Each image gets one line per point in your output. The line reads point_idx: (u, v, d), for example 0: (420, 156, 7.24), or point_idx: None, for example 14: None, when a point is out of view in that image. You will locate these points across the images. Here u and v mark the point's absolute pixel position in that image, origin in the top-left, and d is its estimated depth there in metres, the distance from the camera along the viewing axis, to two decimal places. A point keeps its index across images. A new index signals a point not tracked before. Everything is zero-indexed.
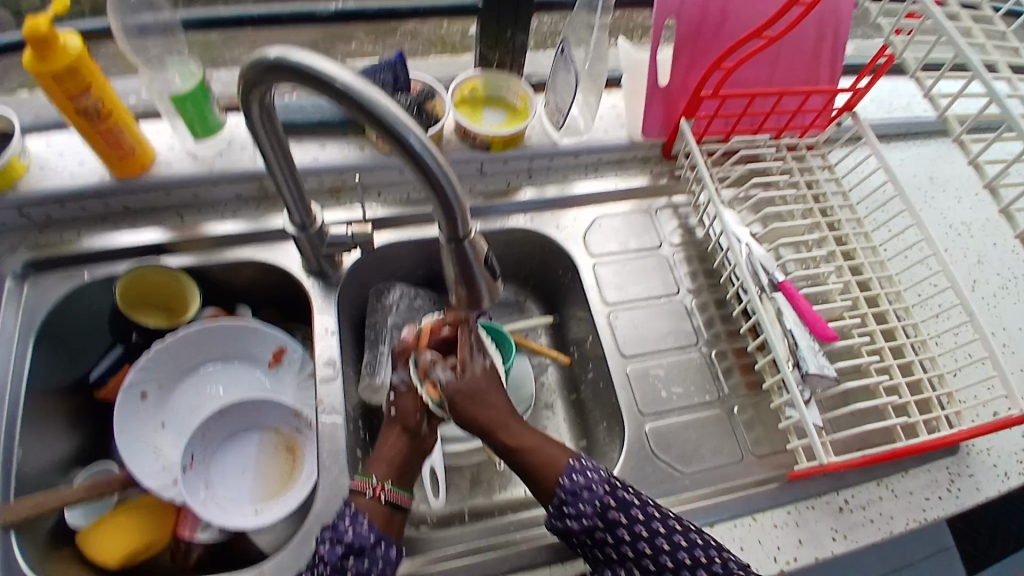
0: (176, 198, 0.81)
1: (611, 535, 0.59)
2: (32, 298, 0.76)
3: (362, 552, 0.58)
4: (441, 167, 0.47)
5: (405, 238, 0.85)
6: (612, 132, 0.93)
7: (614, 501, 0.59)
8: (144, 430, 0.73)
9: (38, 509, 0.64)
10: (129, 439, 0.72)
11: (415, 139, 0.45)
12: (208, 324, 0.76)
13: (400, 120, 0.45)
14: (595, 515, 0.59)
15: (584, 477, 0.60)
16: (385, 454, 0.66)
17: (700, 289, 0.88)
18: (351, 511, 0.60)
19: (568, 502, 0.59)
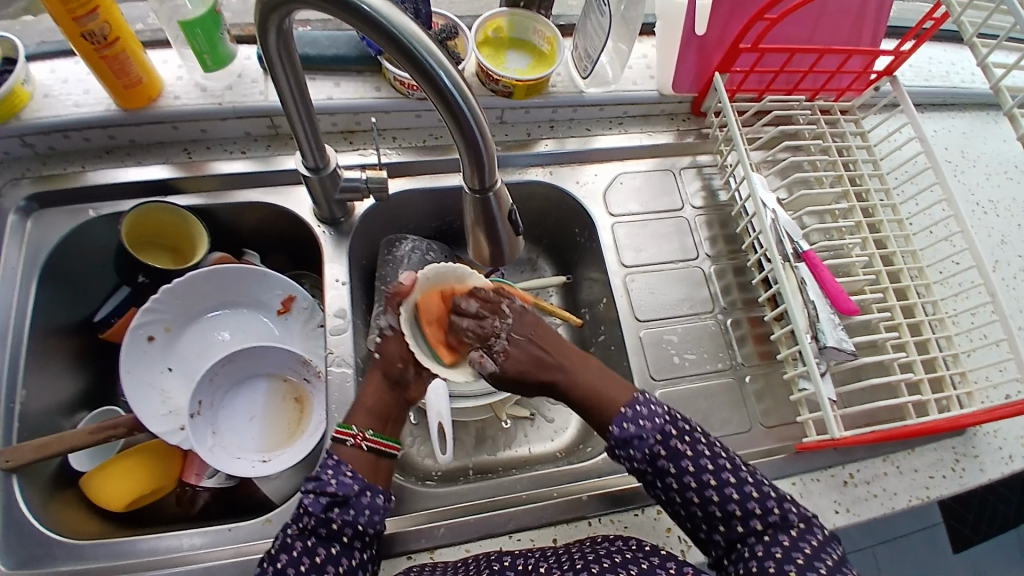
0: (183, 133, 0.78)
1: (660, 480, 0.61)
2: (37, 232, 0.74)
3: (346, 501, 0.59)
4: (471, 110, 0.45)
5: (420, 188, 0.83)
6: (641, 84, 0.88)
7: (664, 450, 0.61)
8: (150, 374, 0.72)
9: (41, 452, 0.64)
10: (136, 381, 0.71)
11: (447, 78, 0.43)
12: (213, 269, 0.75)
13: (432, 55, 0.42)
14: (644, 461, 0.61)
15: (636, 424, 0.61)
16: (365, 402, 0.66)
17: (719, 255, 0.86)
18: (332, 462, 0.61)
19: (620, 448, 0.61)
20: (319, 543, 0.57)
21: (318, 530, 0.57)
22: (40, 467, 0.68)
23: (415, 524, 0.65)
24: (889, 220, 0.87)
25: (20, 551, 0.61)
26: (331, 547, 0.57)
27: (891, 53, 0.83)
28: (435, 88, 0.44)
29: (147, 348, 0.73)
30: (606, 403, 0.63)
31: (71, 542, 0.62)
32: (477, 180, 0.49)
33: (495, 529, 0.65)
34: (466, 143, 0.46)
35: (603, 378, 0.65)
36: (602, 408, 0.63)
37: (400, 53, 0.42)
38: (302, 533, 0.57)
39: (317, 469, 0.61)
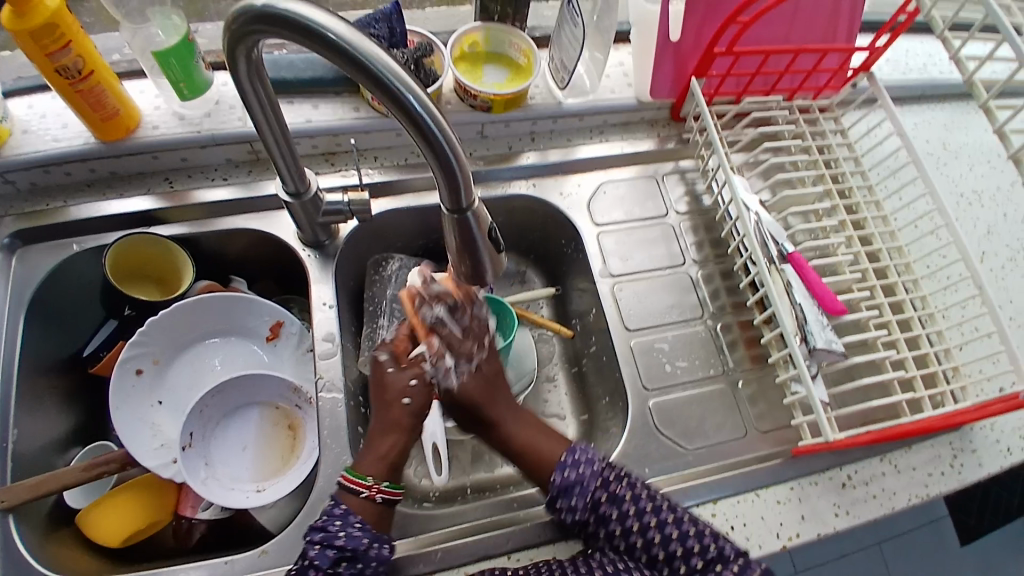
0: (163, 163, 0.78)
1: (603, 528, 0.62)
2: (21, 270, 0.74)
3: (354, 556, 0.58)
4: (443, 131, 0.45)
5: (403, 207, 0.82)
6: (620, 92, 0.89)
7: (604, 496, 0.62)
8: (140, 407, 0.72)
9: (36, 489, 0.64)
10: (126, 417, 0.70)
11: (417, 101, 0.43)
12: (200, 298, 0.74)
13: (401, 79, 0.42)
14: (587, 509, 0.62)
15: (577, 470, 0.63)
16: (379, 449, 0.64)
17: (706, 260, 0.86)
18: (340, 512, 0.59)
19: (560, 497, 0.63)
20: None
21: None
22: (35, 506, 0.67)
23: (410, 548, 0.65)
24: (875, 218, 0.87)
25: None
26: None
27: (867, 48, 0.83)
28: (406, 114, 0.44)
29: (136, 382, 0.72)
30: (545, 457, 0.66)
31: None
32: (454, 202, 0.49)
33: (493, 551, 0.65)
34: (441, 167, 0.46)
35: (542, 434, 0.68)
36: (543, 462, 0.66)
37: (370, 81, 0.42)
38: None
39: (323, 519, 0.59)
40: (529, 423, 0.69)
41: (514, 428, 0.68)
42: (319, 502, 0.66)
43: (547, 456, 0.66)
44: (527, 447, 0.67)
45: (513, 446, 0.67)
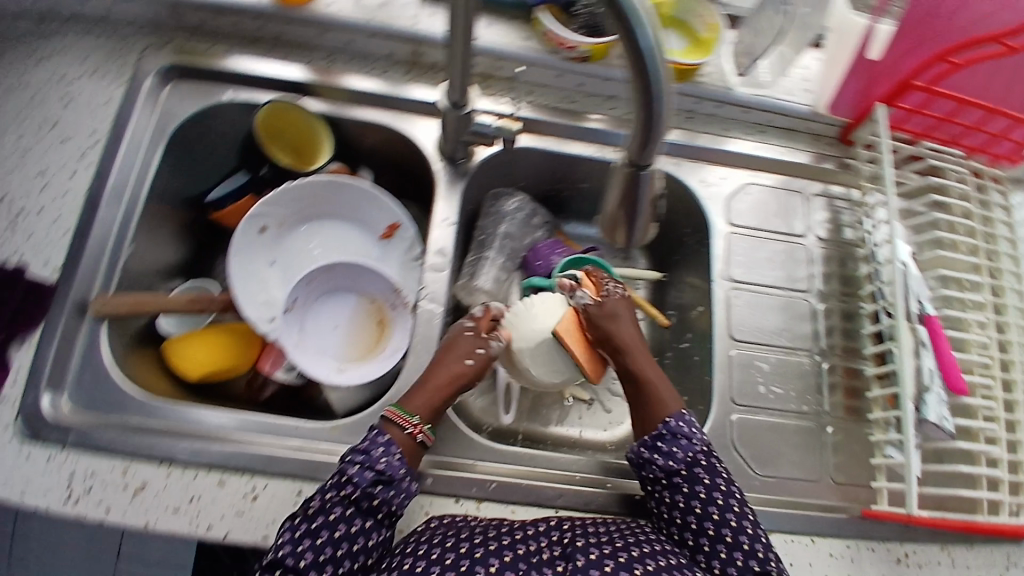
0: (328, 39, 0.78)
1: (688, 485, 0.62)
2: (169, 102, 0.75)
3: (391, 482, 0.58)
4: (660, 80, 0.41)
5: (543, 148, 0.79)
6: (795, 96, 0.83)
7: (704, 462, 0.63)
8: (256, 262, 0.74)
9: (134, 308, 0.68)
10: (241, 266, 0.73)
11: (646, 42, 0.39)
12: (336, 179, 0.75)
13: (639, 14, 0.38)
14: (682, 462, 0.62)
15: (689, 428, 0.64)
16: (427, 392, 0.64)
17: (829, 293, 0.81)
18: (385, 441, 0.60)
19: (665, 439, 0.63)
20: (356, 515, 0.56)
21: (359, 503, 0.57)
22: (130, 319, 0.71)
23: (461, 471, 0.66)
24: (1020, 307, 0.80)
25: (89, 394, 0.65)
26: (366, 521, 0.57)
27: None
28: (634, 56, 0.40)
29: (257, 237, 0.74)
30: (659, 399, 0.67)
31: (141, 399, 0.66)
32: (637, 156, 0.47)
33: (544, 501, 0.65)
34: (643, 118, 0.44)
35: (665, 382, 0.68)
36: (656, 402, 0.66)
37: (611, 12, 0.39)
38: (341, 501, 0.56)
39: (367, 442, 0.60)
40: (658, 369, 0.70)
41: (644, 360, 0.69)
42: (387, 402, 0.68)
43: (662, 397, 0.67)
44: (647, 380, 0.68)
45: (640, 371, 0.68)
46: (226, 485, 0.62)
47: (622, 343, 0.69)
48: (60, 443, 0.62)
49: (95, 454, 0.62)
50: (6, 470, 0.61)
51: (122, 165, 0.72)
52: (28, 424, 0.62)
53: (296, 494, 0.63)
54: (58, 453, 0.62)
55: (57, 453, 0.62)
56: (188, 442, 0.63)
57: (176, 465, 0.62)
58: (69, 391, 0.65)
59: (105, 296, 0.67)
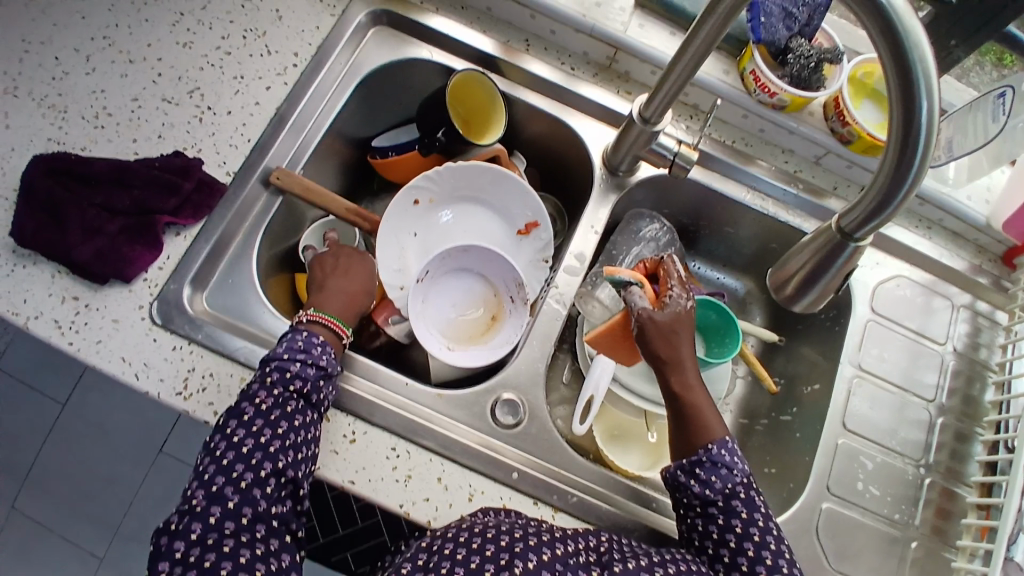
0: (535, 25, 0.78)
1: (723, 517, 0.59)
2: (370, 45, 0.78)
3: (331, 377, 0.60)
4: (924, 153, 0.42)
5: (706, 183, 0.78)
6: (973, 203, 0.80)
7: (744, 495, 0.59)
8: (399, 231, 0.75)
9: (305, 192, 0.70)
10: (388, 233, 0.74)
11: (926, 111, 0.41)
12: (500, 171, 0.75)
13: (929, 85, 0.40)
14: (719, 493, 0.59)
15: (730, 458, 0.61)
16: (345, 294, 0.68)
17: (950, 409, 0.77)
18: (319, 342, 0.61)
19: (705, 467, 0.60)
20: (298, 409, 0.57)
21: (308, 396, 0.58)
22: (299, 203, 0.75)
23: (491, 451, 0.66)
24: None
25: (227, 299, 0.67)
26: (310, 413, 0.58)
27: None
28: (904, 126, 0.42)
29: (410, 209, 0.76)
30: (703, 423, 0.62)
31: (269, 317, 0.67)
32: (854, 225, 0.48)
33: (619, 529, 0.65)
34: (883, 189, 0.45)
35: (711, 404, 0.64)
36: (699, 426, 0.62)
37: (899, 80, 0.41)
38: (287, 396, 0.57)
39: (302, 342, 0.60)
40: (704, 393, 0.65)
41: (694, 383, 0.64)
42: (497, 387, 0.69)
43: (707, 421, 0.62)
44: (691, 401, 0.63)
45: (688, 393, 0.64)
46: (329, 420, 0.63)
47: (671, 358, 0.64)
48: (187, 337, 0.63)
49: (216, 355, 0.63)
50: (130, 346, 0.62)
51: (314, 93, 0.74)
52: (164, 309, 0.63)
53: (389, 449, 0.63)
54: (182, 345, 0.63)
55: (182, 345, 0.63)
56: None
57: None
58: (210, 290, 0.67)
59: (286, 170, 0.70)
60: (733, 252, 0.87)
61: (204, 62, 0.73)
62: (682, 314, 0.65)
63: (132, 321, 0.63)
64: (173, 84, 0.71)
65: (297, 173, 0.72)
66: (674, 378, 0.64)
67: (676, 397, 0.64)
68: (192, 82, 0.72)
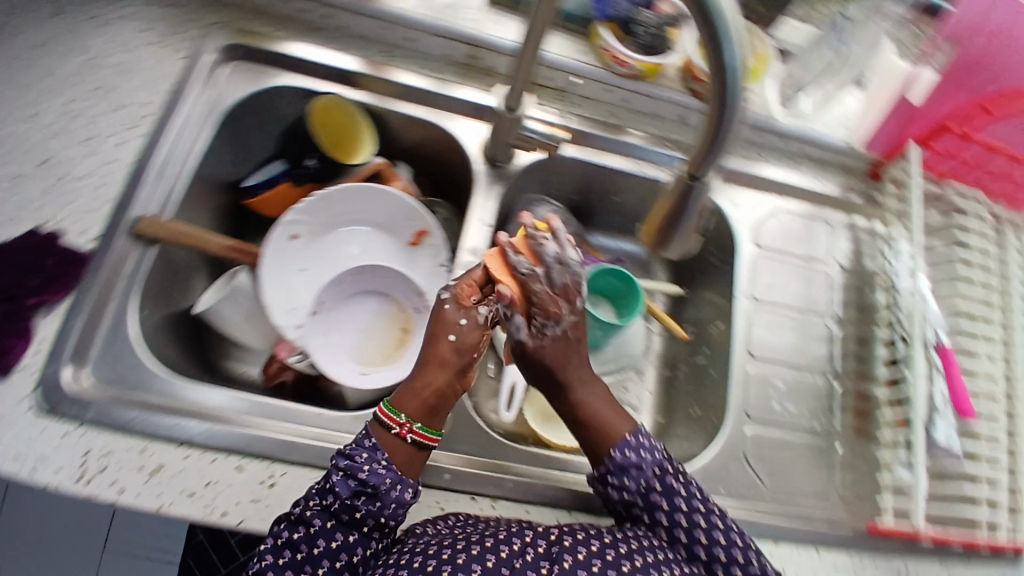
0: (387, 34, 0.81)
1: (648, 514, 0.61)
2: (225, 83, 0.78)
3: (372, 497, 0.57)
4: (738, 95, 0.45)
5: (582, 159, 0.82)
6: (831, 129, 0.87)
7: (659, 486, 0.61)
8: (287, 270, 0.78)
9: (177, 238, 0.71)
10: (274, 275, 0.77)
11: (734, 56, 0.44)
12: (373, 190, 0.79)
13: (730, 31, 0.43)
14: (637, 493, 0.61)
15: (637, 454, 0.62)
16: (422, 388, 0.61)
17: (846, 319, 0.83)
18: (369, 446, 0.58)
19: (614, 474, 0.61)
20: (338, 528, 0.57)
21: (340, 516, 0.57)
22: (175, 250, 0.75)
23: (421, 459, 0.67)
24: None
25: (111, 369, 0.66)
26: (348, 535, 0.57)
27: None
28: (720, 69, 0.45)
29: (287, 245, 0.78)
30: (607, 425, 0.63)
31: (159, 378, 0.67)
32: (697, 166, 0.51)
33: (557, 502, 0.68)
34: (715, 129, 0.48)
35: (610, 407, 0.64)
36: (603, 429, 0.63)
37: (706, 29, 0.43)
38: (324, 514, 0.57)
39: (353, 446, 0.58)
40: (603, 396, 0.65)
41: (593, 400, 0.64)
42: None
43: (612, 429, 0.63)
44: (593, 415, 0.63)
45: (586, 414, 0.63)
46: (243, 470, 0.65)
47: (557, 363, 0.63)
48: (76, 418, 0.62)
49: (106, 432, 0.63)
50: (23, 442, 0.61)
51: (175, 140, 0.74)
52: (46, 395, 0.63)
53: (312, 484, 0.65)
54: (71, 428, 0.62)
55: (71, 428, 0.62)
56: (202, 423, 0.65)
57: (194, 448, 0.64)
58: (92, 366, 0.66)
59: (151, 219, 0.70)
60: (625, 219, 0.92)
61: (54, 130, 0.72)
62: (573, 335, 0.64)
63: (16, 416, 0.62)
64: (24, 158, 0.70)
65: (167, 219, 0.72)
66: (562, 390, 0.64)
67: (574, 408, 0.63)
68: (43, 153, 0.71)
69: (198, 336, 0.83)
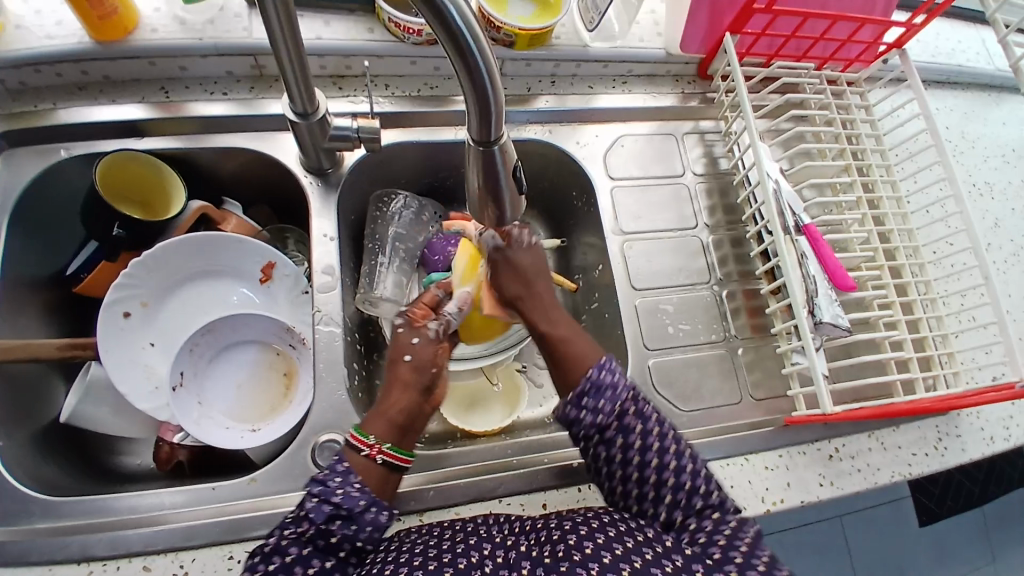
0: (160, 69, 0.73)
1: (622, 436, 0.57)
2: (2, 174, 0.70)
3: (349, 517, 0.53)
4: (481, 49, 0.41)
5: (415, 141, 0.78)
6: (649, 42, 0.85)
7: (634, 409, 0.58)
8: (131, 350, 0.70)
9: (5, 354, 0.63)
10: (116, 360, 0.69)
11: (457, 14, 0.39)
12: (201, 236, 0.72)
13: None
14: (610, 416, 0.58)
15: (612, 375, 0.59)
16: (388, 409, 0.59)
17: (717, 225, 0.84)
18: (342, 470, 0.55)
19: (590, 394, 0.58)
20: (314, 554, 0.52)
21: (316, 542, 0.53)
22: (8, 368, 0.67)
23: None
24: (889, 199, 0.85)
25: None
26: (326, 560, 0.53)
27: (903, 24, 0.80)
28: (449, 36, 0.40)
29: (124, 325, 0.70)
30: (579, 356, 0.61)
31: (46, 500, 0.61)
32: (483, 134, 0.47)
33: (487, 494, 0.65)
34: (477, 97, 0.44)
35: (580, 333, 0.64)
36: (576, 359, 0.61)
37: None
38: (300, 542, 0.52)
39: (325, 473, 0.55)
40: (569, 321, 0.65)
41: (556, 316, 0.65)
42: (311, 434, 0.66)
43: (580, 353, 0.61)
44: (563, 342, 0.63)
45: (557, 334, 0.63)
46: (151, 568, 0.58)
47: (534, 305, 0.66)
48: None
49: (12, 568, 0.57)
50: None
51: None
52: None
53: (225, 559, 0.59)
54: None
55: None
56: (88, 539, 0.59)
57: (97, 561, 0.58)
58: None
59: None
60: None
61: None
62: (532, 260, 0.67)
63: None
64: None
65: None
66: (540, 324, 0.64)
67: (548, 337, 0.63)
68: None
69: (78, 437, 0.74)
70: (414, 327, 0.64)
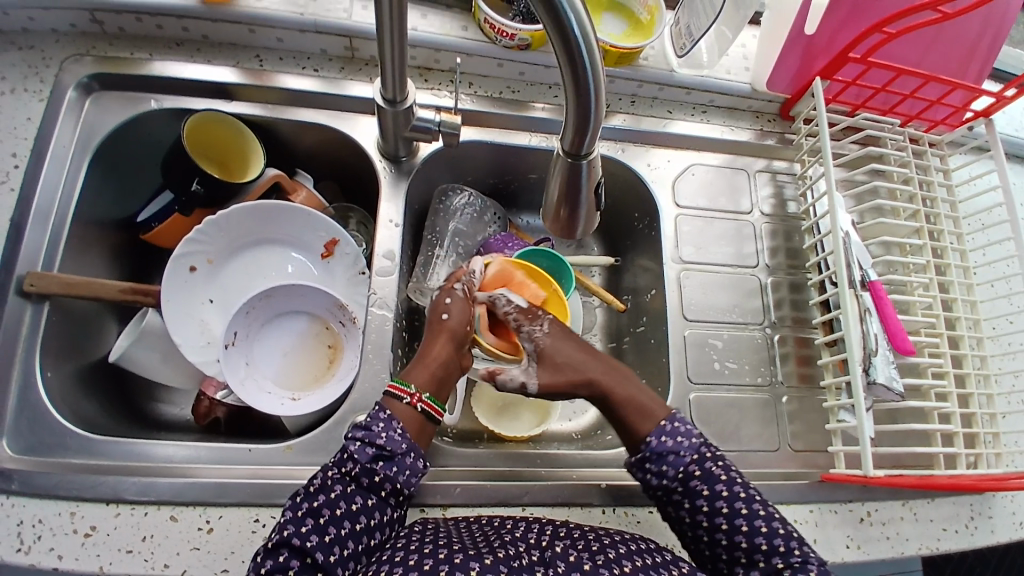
0: (258, 39, 0.75)
1: (688, 502, 0.58)
2: (93, 115, 0.73)
3: (392, 457, 0.56)
4: (593, 66, 0.41)
5: (488, 140, 0.79)
6: (735, 75, 0.85)
7: (697, 471, 0.59)
8: (190, 303, 0.72)
9: (68, 290, 0.66)
10: (176, 312, 0.71)
11: (577, 26, 0.39)
12: (270, 203, 0.74)
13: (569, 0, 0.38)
14: (675, 480, 0.58)
15: (674, 440, 0.59)
16: (429, 359, 0.62)
17: (777, 267, 0.82)
18: (385, 416, 0.57)
19: (652, 460, 0.59)
20: (357, 492, 0.54)
21: (359, 479, 0.55)
22: (71, 302, 0.70)
23: None
24: (957, 266, 0.82)
25: (28, 438, 0.62)
26: (369, 498, 0.54)
27: (993, 96, 0.77)
28: (566, 48, 0.40)
29: (188, 278, 0.73)
30: (642, 411, 0.62)
31: (83, 437, 0.63)
32: (576, 146, 0.48)
33: (511, 500, 0.65)
34: (579, 110, 0.44)
35: (642, 390, 0.63)
36: (639, 415, 0.61)
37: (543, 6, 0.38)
38: (342, 479, 0.55)
39: (368, 418, 0.58)
40: (633, 382, 0.64)
41: (622, 390, 0.63)
42: (349, 413, 0.67)
43: (647, 410, 0.62)
44: (626, 403, 0.62)
45: (618, 397, 0.62)
46: (178, 520, 0.60)
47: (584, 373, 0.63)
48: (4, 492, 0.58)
49: (41, 499, 0.58)
50: None
51: (45, 185, 0.69)
52: None
53: (251, 522, 0.60)
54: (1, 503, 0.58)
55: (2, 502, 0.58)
56: (124, 480, 0.60)
57: (124, 504, 0.59)
58: (7, 436, 0.61)
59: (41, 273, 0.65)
60: None
61: None
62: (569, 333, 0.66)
63: None
64: None
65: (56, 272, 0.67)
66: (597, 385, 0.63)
67: (610, 399, 0.62)
68: None
69: (122, 380, 0.76)
70: (444, 288, 0.67)
